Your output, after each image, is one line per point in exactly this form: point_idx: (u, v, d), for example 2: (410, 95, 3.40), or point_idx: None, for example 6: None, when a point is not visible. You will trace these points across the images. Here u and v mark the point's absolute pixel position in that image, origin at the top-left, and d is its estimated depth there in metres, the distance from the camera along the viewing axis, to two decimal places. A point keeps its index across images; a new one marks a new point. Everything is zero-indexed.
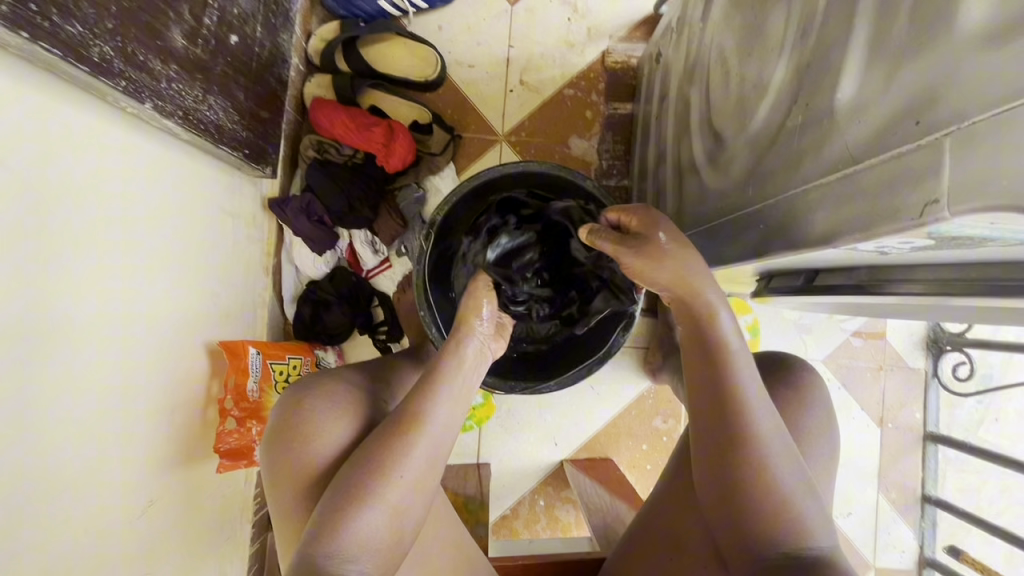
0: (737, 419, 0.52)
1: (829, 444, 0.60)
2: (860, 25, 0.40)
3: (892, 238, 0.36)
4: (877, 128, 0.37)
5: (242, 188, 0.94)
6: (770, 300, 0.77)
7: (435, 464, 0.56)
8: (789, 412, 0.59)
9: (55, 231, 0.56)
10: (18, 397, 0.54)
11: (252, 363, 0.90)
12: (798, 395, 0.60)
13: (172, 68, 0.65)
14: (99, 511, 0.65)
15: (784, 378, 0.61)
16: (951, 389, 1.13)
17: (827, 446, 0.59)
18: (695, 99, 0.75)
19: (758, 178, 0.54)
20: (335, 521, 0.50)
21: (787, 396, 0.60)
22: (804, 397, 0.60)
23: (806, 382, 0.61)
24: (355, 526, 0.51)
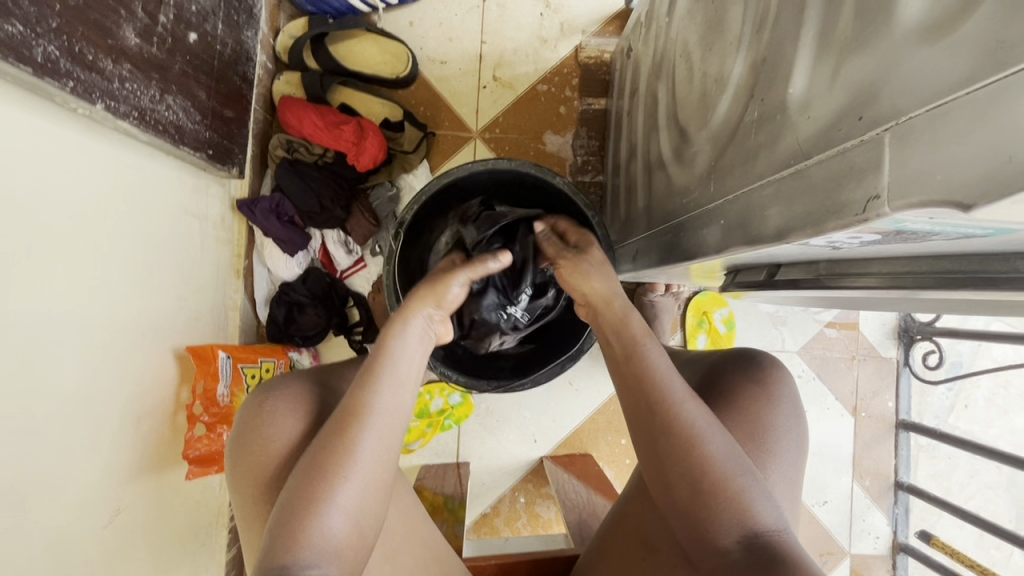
0: (657, 413, 0.53)
1: (796, 436, 0.60)
2: (808, 19, 0.40)
3: (840, 233, 0.36)
4: (824, 123, 0.37)
5: (208, 189, 0.92)
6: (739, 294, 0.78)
7: (388, 449, 0.56)
8: (750, 402, 0.59)
9: (5, 235, 0.55)
10: None
11: (222, 366, 0.88)
12: (763, 389, 0.60)
13: (125, 68, 0.63)
14: (59, 523, 0.64)
15: (750, 372, 0.61)
16: (922, 377, 1.15)
17: (794, 437, 0.60)
18: (662, 94, 0.75)
19: (719, 174, 0.54)
20: (292, 520, 0.50)
21: (752, 389, 0.60)
22: (769, 391, 0.60)
23: (771, 375, 0.61)
24: (313, 521, 0.50)
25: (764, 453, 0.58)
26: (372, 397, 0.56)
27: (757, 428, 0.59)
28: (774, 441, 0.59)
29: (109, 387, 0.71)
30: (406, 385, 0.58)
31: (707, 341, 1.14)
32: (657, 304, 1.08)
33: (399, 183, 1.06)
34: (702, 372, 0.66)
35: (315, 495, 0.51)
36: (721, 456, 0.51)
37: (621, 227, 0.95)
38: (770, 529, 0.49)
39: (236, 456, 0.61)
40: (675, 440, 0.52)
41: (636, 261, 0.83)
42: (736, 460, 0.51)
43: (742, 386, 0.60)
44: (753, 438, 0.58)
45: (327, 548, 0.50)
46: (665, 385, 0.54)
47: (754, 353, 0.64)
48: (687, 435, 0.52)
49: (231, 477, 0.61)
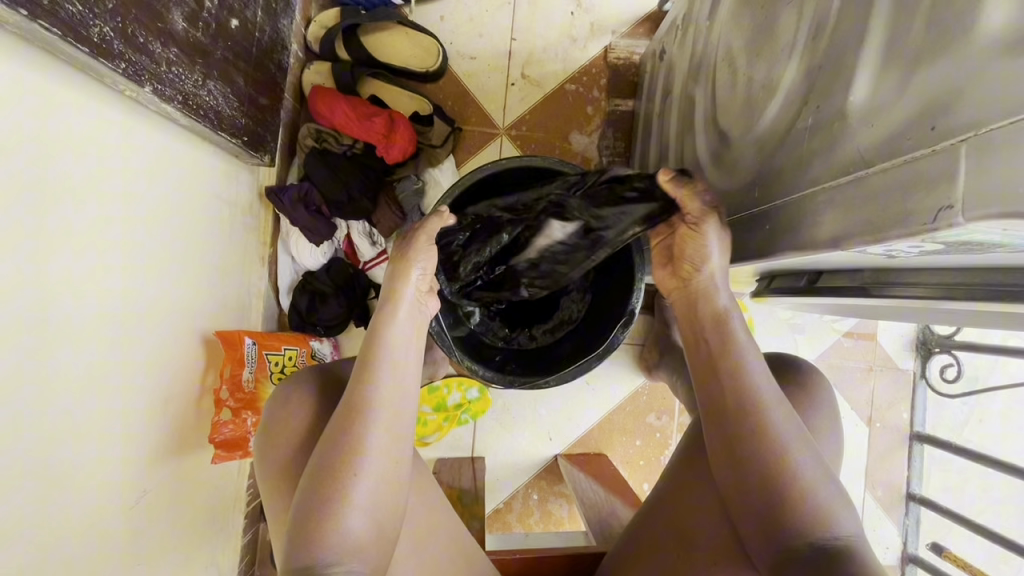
0: (745, 413, 0.55)
1: (838, 446, 0.60)
2: (873, 29, 0.40)
3: (901, 242, 0.37)
4: (889, 133, 0.38)
5: (239, 176, 0.92)
6: (767, 300, 0.78)
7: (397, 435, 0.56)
8: (795, 408, 0.60)
9: (55, 231, 0.56)
10: (19, 397, 0.54)
11: (248, 353, 0.87)
12: (807, 395, 0.61)
13: (172, 51, 0.63)
14: (90, 501, 0.64)
15: (796, 379, 0.62)
16: (938, 390, 1.15)
17: (832, 446, 0.60)
18: (699, 98, 0.75)
19: (764, 179, 0.54)
20: (309, 525, 0.50)
21: (792, 392, 0.61)
22: (811, 395, 0.61)
23: (814, 382, 0.62)
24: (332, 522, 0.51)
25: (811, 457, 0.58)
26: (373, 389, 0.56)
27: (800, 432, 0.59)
28: (817, 444, 0.59)
29: (140, 368, 0.72)
30: (406, 370, 0.59)
31: None
32: None
33: (426, 176, 1.06)
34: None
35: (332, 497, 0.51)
36: (807, 463, 0.53)
37: None
38: (845, 536, 0.50)
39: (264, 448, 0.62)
40: (761, 448, 0.53)
41: None
42: (820, 468, 0.53)
43: (786, 395, 0.60)
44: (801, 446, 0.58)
45: (346, 545, 0.51)
46: (754, 384, 0.56)
47: (794, 359, 0.65)
48: (769, 436, 0.53)
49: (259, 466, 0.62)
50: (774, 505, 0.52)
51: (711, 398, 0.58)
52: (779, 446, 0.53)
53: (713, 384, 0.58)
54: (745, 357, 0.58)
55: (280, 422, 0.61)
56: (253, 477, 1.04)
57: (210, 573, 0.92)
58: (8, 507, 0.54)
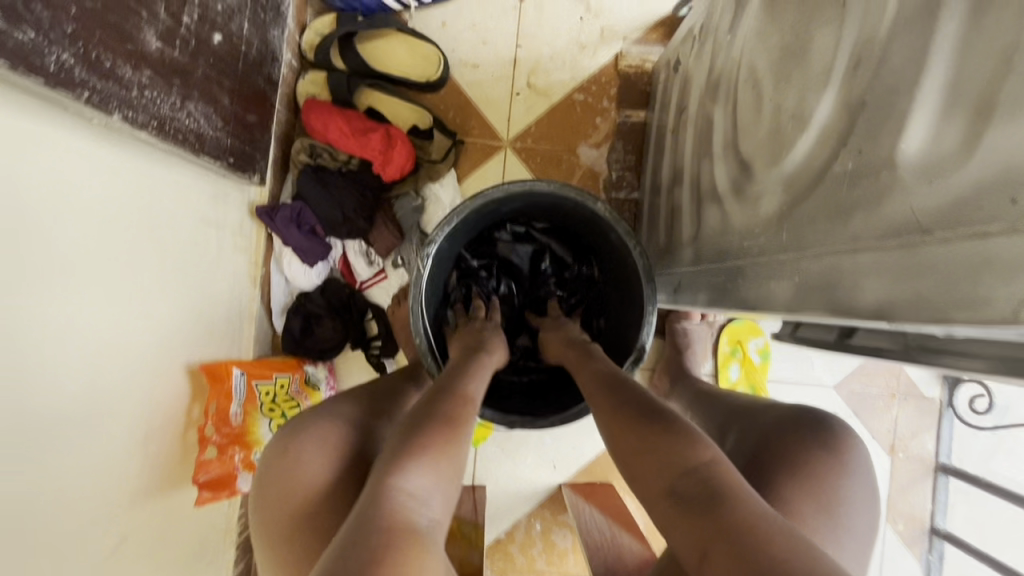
0: (659, 419, 0.53)
1: (872, 521, 0.54)
2: (934, 67, 0.34)
3: (969, 328, 0.31)
4: (956, 196, 0.32)
5: (228, 195, 0.88)
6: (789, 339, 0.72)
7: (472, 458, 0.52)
8: (824, 472, 0.54)
9: (16, 273, 0.52)
10: None
11: (236, 384, 0.84)
12: (838, 460, 0.55)
13: (144, 74, 0.58)
14: (62, 555, 0.60)
15: (825, 443, 0.57)
16: (965, 420, 1.08)
17: (869, 516, 0.54)
18: (718, 120, 0.69)
19: (793, 223, 0.48)
20: (410, 465, 0.45)
21: (818, 455, 0.55)
22: (842, 460, 0.55)
23: (845, 444, 0.57)
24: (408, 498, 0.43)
25: (840, 532, 0.51)
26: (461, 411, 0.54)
27: (823, 496, 0.53)
28: (846, 517, 0.52)
29: (117, 408, 0.68)
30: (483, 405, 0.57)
31: (739, 371, 1.08)
32: (690, 333, 1.02)
33: (425, 193, 1.00)
34: (755, 437, 0.61)
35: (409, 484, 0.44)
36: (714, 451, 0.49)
37: (658, 254, 0.89)
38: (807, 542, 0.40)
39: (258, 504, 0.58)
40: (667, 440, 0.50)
41: (677, 294, 0.78)
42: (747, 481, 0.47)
43: (810, 456, 0.55)
44: (823, 512, 0.51)
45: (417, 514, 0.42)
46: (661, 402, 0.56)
47: (821, 418, 0.60)
48: (690, 436, 0.50)
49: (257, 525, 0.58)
50: (721, 510, 0.43)
51: (620, 413, 0.56)
52: (672, 437, 0.50)
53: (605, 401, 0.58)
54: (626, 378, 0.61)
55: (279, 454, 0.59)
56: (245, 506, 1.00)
57: None
58: None
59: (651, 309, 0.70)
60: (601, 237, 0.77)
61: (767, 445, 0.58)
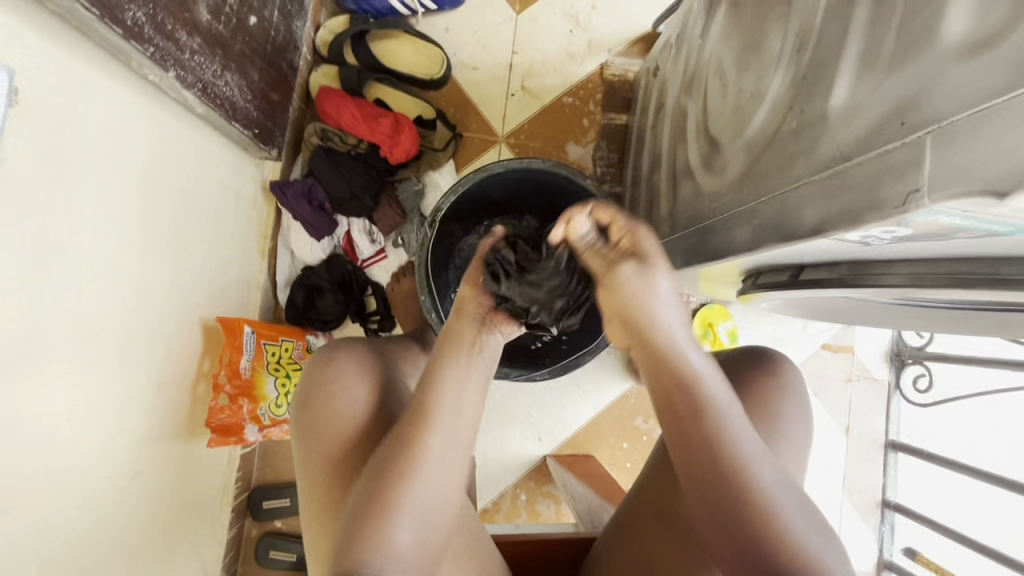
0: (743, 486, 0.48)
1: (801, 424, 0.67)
2: (853, 39, 0.45)
3: (877, 227, 0.41)
4: (866, 131, 0.42)
5: (244, 168, 0.95)
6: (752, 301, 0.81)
7: (451, 456, 0.56)
8: (762, 390, 0.66)
9: (68, 201, 0.58)
10: (27, 350, 0.55)
11: (248, 341, 0.89)
12: (773, 380, 0.68)
13: (196, 41, 0.66)
14: (78, 480, 0.64)
15: (764, 366, 0.69)
16: (912, 400, 1.20)
17: (802, 419, 0.67)
18: (691, 109, 0.80)
19: (751, 179, 0.59)
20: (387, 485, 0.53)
21: (760, 376, 0.68)
22: (776, 376, 0.68)
23: (781, 367, 0.69)
24: (383, 532, 0.52)
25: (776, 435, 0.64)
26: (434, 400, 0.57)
27: (764, 406, 0.66)
28: (781, 425, 0.65)
29: (139, 348, 0.73)
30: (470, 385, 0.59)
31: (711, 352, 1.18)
32: None
33: (425, 180, 1.09)
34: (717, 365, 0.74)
35: (383, 506, 0.53)
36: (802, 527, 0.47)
37: None
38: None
39: (297, 426, 0.66)
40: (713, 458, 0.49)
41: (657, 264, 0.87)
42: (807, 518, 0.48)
43: (752, 378, 0.67)
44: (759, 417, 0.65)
45: (394, 558, 0.52)
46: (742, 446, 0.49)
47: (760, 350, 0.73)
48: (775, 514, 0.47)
49: (298, 452, 0.66)
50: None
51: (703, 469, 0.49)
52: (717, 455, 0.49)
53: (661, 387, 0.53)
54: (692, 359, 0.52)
55: (330, 383, 0.66)
56: (242, 470, 1.03)
57: (192, 563, 0.91)
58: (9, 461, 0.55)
59: None
60: None
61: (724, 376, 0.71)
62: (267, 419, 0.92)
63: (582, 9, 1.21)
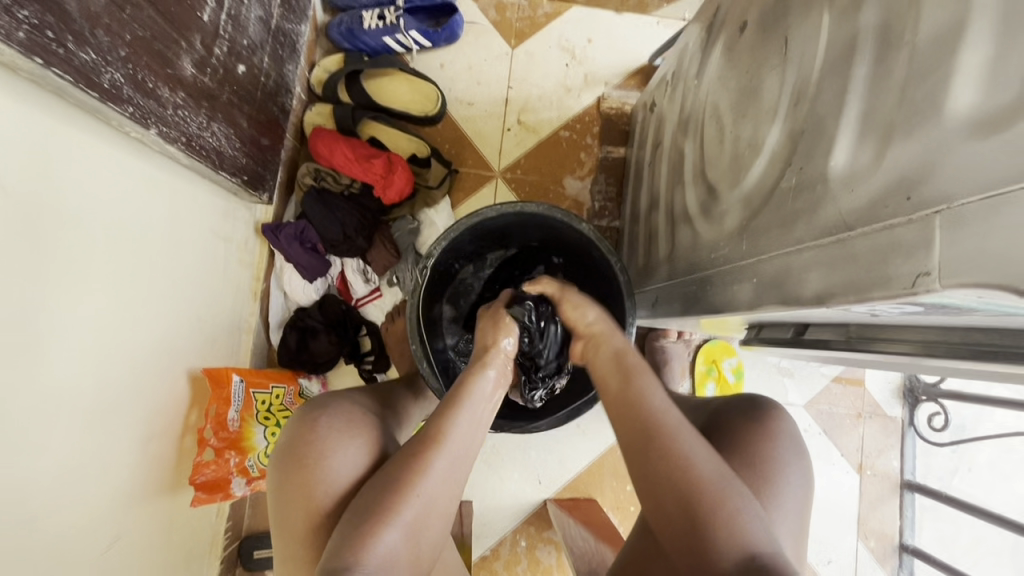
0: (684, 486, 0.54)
1: (801, 480, 0.61)
2: (853, 100, 0.43)
3: (885, 303, 0.38)
4: (870, 200, 0.39)
5: (236, 212, 0.93)
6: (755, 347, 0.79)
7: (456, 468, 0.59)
8: (750, 438, 0.61)
9: (44, 264, 0.56)
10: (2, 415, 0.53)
11: (235, 391, 0.87)
12: (764, 426, 0.63)
13: (179, 96, 0.65)
14: (56, 552, 0.61)
15: (754, 413, 0.64)
16: (927, 438, 1.15)
17: (800, 472, 0.62)
18: (688, 151, 0.78)
19: (750, 234, 0.56)
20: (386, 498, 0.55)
21: (749, 427, 0.63)
22: (767, 427, 0.63)
23: (771, 415, 0.64)
24: (378, 534, 0.52)
25: (769, 489, 0.59)
26: (446, 422, 0.60)
27: (756, 463, 0.60)
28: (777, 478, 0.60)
29: (123, 405, 0.70)
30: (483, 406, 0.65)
31: (715, 390, 1.14)
32: (668, 350, 1.11)
33: (421, 217, 1.07)
34: (704, 415, 0.69)
35: (387, 504, 0.54)
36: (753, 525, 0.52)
37: (638, 274, 0.98)
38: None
39: (279, 492, 0.62)
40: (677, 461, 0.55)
41: (655, 308, 0.86)
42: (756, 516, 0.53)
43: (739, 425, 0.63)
44: (747, 469, 0.59)
45: (387, 563, 0.52)
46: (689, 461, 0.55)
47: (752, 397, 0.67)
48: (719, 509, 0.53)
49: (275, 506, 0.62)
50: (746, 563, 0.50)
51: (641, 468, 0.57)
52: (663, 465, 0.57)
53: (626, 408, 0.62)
54: (646, 383, 0.63)
55: (320, 438, 0.63)
56: (232, 519, 1.00)
57: None
58: None
59: (631, 322, 0.77)
60: (587, 255, 0.84)
61: (707, 427, 0.66)
62: (255, 470, 0.90)
63: (578, 42, 1.20)
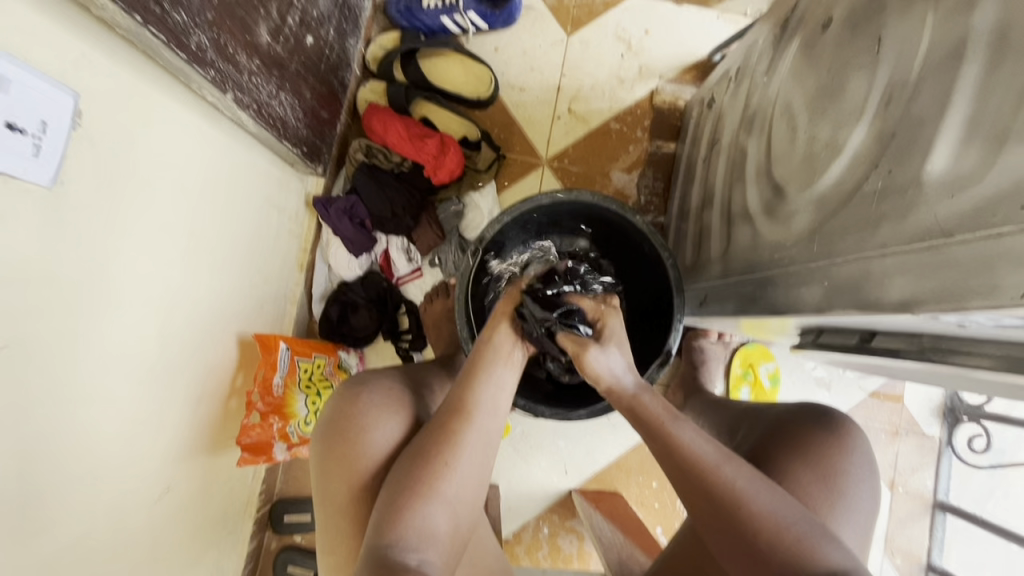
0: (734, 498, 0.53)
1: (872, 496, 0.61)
2: (958, 103, 0.41)
3: (981, 314, 0.37)
4: (973, 208, 0.38)
5: (290, 183, 0.95)
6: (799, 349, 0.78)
7: (485, 451, 0.60)
8: (825, 450, 0.61)
9: (124, 221, 0.58)
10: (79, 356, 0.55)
11: (282, 358, 0.89)
12: (838, 441, 0.62)
13: (255, 62, 0.66)
14: (116, 498, 0.64)
15: (824, 425, 0.63)
16: (965, 460, 1.13)
17: (872, 490, 0.61)
18: (752, 149, 0.77)
19: (823, 237, 0.55)
20: (421, 478, 0.55)
21: (824, 440, 0.62)
22: (844, 441, 0.62)
23: (849, 431, 0.63)
24: (418, 511, 0.53)
25: (840, 504, 0.58)
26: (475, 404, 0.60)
27: (832, 478, 0.59)
28: (845, 490, 0.59)
29: (181, 362, 0.73)
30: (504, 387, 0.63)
31: (750, 394, 1.13)
32: (706, 350, 1.09)
33: (466, 200, 1.08)
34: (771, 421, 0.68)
35: (424, 481, 0.55)
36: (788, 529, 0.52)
37: (687, 271, 0.97)
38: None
39: (322, 467, 0.63)
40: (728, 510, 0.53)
41: (704, 305, 0.86)
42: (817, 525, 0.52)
43: (816, 436, 0.62)
44: (822, 483, 0.59)
45: (426, 538, 0.53)
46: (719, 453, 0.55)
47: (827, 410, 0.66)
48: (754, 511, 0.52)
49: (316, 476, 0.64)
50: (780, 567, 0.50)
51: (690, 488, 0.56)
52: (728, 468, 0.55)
53: (663, 455, 0.58)
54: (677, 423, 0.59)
55: (357, 413, 0.64)
56: (266, 482, 1.03)
57: None
58: (58, 475, 0.55)
59: (679, 318, 0.76)
60: (639, 247, 0.83)
61: (778, 432, 0.65)
62: (296, 437, 0.92)
63: (635, 33, 1.19)
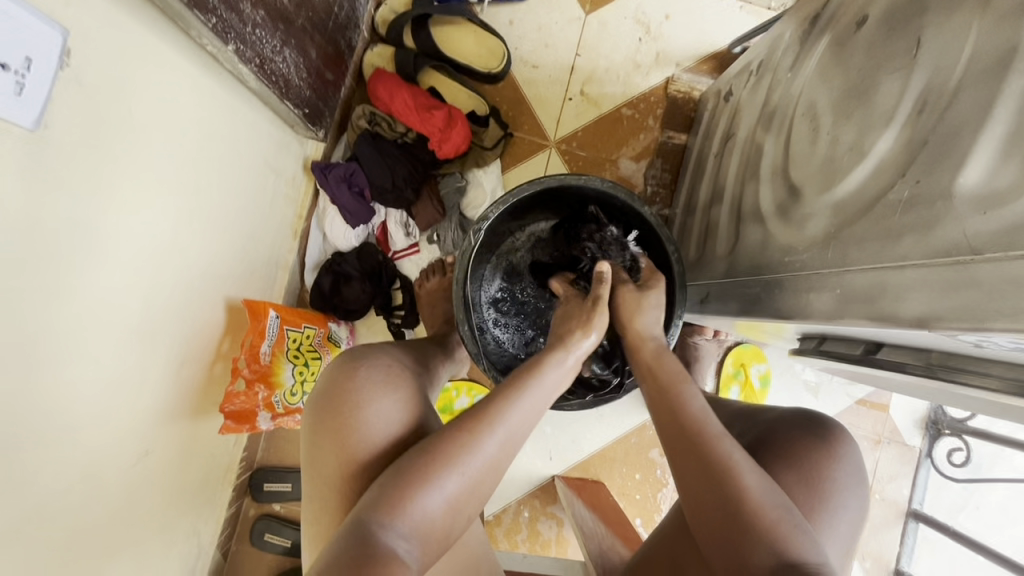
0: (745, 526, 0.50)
1: (857, 504, 0.61)
2: (999, 115, 0.40)
3: (1002, 336, 0.36)
4: (1006, 227, 0.37)
5: (289, 145, 0.91)
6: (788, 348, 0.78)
7: (501, 459, 0.57)
8: (814, 456, 0.61)
9: (111, 172, 0.55)
10: (56, 311, 0.52)
11: (270, 326, 0.87)
12: (829, 447, 0.62)
13: (259, 14, 0.63)
14: (93, 459, 0.62)
15: (819, 432, 0.63)
16: (941, 471, 1.14)
17: (857, 499, 0.61)
18: (769, 147, 0.75)
19: (838, 244, 0.54)
20: (425, 464, 0.53)
21: (817, 448, 0.61)
22: (834, 448, 0.62)
23: (839, 439, 0.63)
24: (417, 500, 0.51)
25: (823, 510, 0.58)
26: (507, 404, 0.58)
27: (817, 481, 0.59)
28: (829, 496, 0.59)
29: (167, 324, 0.70)
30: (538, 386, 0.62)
31: (739, 393, 1.13)
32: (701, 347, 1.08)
33: (470, 177, 1.05)
34: (763, 424, 0.67)
35: (427, 471, 0.53)
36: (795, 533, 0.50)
37: (690, 267, 0.96)
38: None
39: (311, 439, 0.62)
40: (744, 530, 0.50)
41: (704, 304, 0.86)
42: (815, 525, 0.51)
43: (809, 443, 0.62)
44: (807, 486, 0.59)
45: (420, 529, 0.51)
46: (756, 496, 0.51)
47: (817, 418, 0.65)
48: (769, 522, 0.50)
49: (306, 449, 0.62)
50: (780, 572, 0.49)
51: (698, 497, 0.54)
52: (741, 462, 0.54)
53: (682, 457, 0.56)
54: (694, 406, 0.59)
55: (353, 391, 0.62)
56: (247, 450, 1.02)
57: (190, 541, 0.90)
58: (31, 433, 0.53)
59: (678, 315, 0.75)
60: (643, 236, 0.82)
61: (769, 438, 0.64)
62: (281, 407, 0.90)
63: (655, 17, 1.15)
